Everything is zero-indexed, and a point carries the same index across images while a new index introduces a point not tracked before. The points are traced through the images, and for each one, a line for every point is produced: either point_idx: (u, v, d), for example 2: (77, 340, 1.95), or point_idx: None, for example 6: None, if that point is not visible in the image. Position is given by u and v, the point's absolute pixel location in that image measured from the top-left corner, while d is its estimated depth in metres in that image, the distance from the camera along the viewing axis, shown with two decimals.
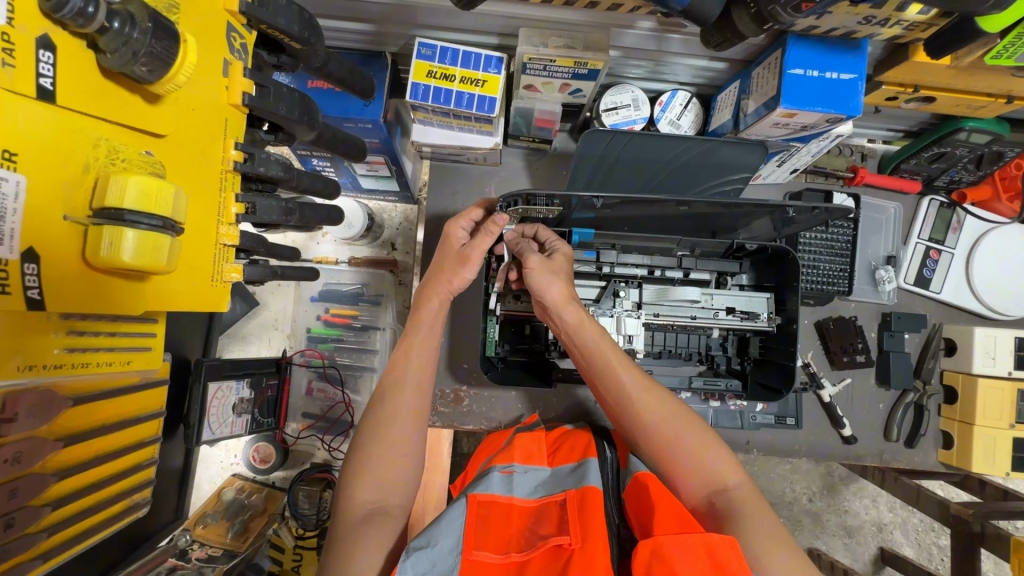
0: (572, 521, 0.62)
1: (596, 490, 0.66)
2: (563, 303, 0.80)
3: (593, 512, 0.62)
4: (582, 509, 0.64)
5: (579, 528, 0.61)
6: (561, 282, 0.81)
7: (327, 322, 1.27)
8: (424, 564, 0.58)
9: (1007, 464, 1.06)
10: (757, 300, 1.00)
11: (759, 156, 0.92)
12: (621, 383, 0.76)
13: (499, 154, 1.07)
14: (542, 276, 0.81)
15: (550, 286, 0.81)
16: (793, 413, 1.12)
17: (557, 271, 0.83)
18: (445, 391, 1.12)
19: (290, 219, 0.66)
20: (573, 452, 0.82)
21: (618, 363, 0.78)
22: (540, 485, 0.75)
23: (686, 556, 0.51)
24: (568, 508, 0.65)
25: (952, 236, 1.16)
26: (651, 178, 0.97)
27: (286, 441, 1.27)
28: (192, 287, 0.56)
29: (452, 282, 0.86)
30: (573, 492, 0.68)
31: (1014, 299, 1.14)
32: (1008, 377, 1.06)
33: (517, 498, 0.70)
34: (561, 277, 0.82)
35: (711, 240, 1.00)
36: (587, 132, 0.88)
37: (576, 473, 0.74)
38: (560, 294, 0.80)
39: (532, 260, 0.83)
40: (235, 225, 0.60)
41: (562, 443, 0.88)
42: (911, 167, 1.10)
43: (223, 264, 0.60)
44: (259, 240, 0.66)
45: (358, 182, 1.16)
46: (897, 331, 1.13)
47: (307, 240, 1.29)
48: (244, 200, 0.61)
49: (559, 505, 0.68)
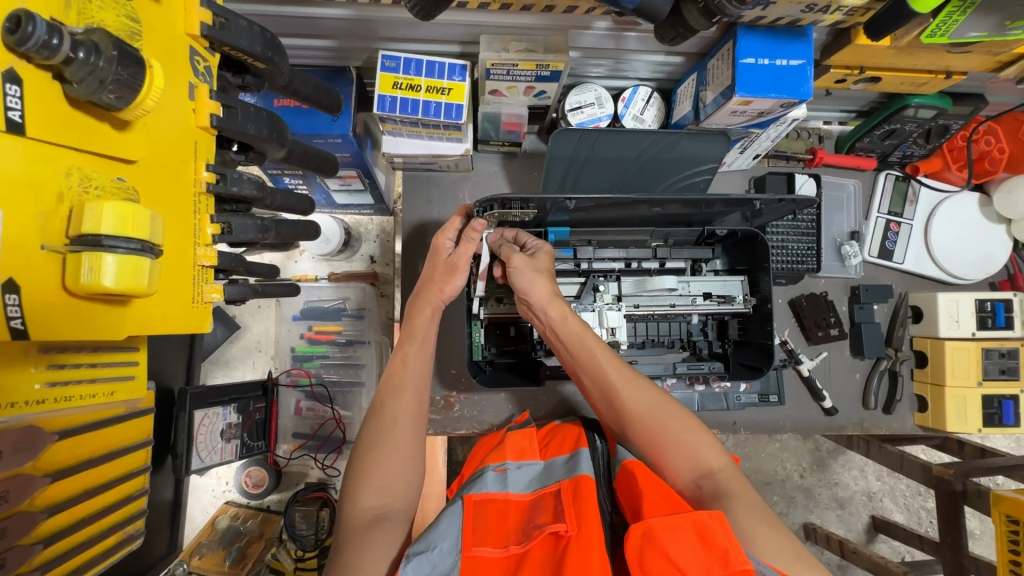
0: (566, 510, 0.63)
1: (587, 480, 0.68)
2: (550, 299, 0.82)
3: (587, 502, 0.63)
4: (577, 498, 0.65)
5: (575, 515, 0.62)
6: (545, 279, 0.84)
7: (310, 339, 1.27)
8: (426, 565, 0.59)
9: (978, 421, 1.10)
10: (732, 283, 1.05)
11: (722, 145, 0.95)
12: (605, 374, 0.79)
13: (470, 160, 1.09)
14: (525, 273, 0.84)
15: (533, 285, 0.83)
16: (775, 390, 1.16)
17: (539, 270, 0.85)
18: (435, 399, 1.13)
19: (267, 237, 0.66)
20: (564, 444, 0.84)
21: (602, 356, 0.80)
22: (533, 478, 0.76)
23: (676, 537, 0.53)
24: (563, 497, 0.66)
25: (910, 208, 1.20)
26: (621, 173, 1.00)
27: (277, 463, 1.25)
28: (173, 309, 0.56)
29: (443, 291, 0.88)
30: (566, 483, 0.69)
31: (972, 264, 1.18)
32: (972, 338, 1.11)
33: (512, 494, 0.71)
34: (544, 274, 0.84)
35: (682, 230, 1.04)
36: (556, 133, 0.91)
37: (569, 463, 0.75)
38: (544, 291, 0.82)
39: (514, 259, 0.86)
40: (212, 246, 0.60)
41: (553, 437, 0.90)
42: (865, 145, 1.16)
43: (202, 286, 0.59)
44: (236, 258, 0.65)
45: (332, 199, 1.18)
46: (866, 303, 1.17)
47: (285, 260, 1.29)
48: (219, 220, 0.60)
49: (553, 496, 0.69)
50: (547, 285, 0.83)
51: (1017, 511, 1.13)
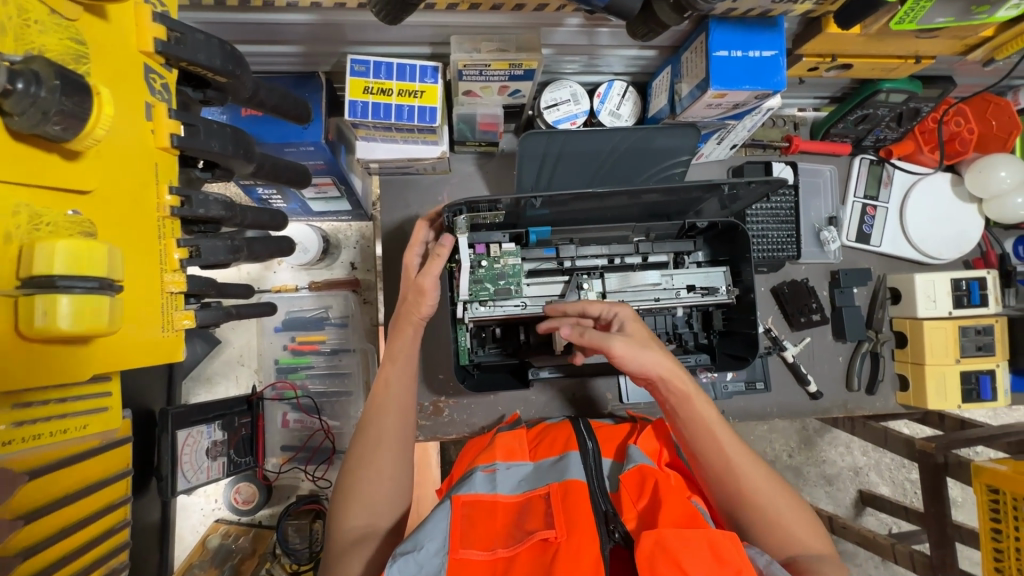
0: (556, 515, 0.64)
1: (579, 484, 0.68)
2: (664, 373, 0.76)
3: (579, 507, 0.64)
4: (568, 503, 0.65)
5: (564, 521, 0.63)
6: (658, 350, 0.77)
7: (294, 350, 1.25)
8: (412, 566, 0.59)
9: (957, 397, 1.12)
10: (715, 274, 1.05)
11: (693, 137, 0.98)
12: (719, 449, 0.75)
13: (447, 162, 1.07)
14: (635, 347, 0.77)
15: (644, 361, 0.76)
16: (762, 376, 1.18)
17: (646, 339, 0.78)
18: (424, 405, 1.12)
19: (238, 257, 0.64)
20: (554, 446, 0.83)
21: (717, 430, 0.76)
22: (523, 479, 0.75)
23: (689, 550, 0.53)
24: (553, 501, 0.66)
25: (885, 190, 1.21)
26: (597, 168, 1.01)
27: (267, 478, 1.23)
28: (141, 341, 0.54)
29: (419, 309, 0.84)
30: (555, 485, 0.69)
31: (947, 244, 1.20)
32: (949, 317, 1.13)
33: (501, 496, 0.71)
34: (654, 347, 0.78)
35: (663, 223, 1.04)
36: (527, 134, 0.92)
37: (558, 466, 0.75)
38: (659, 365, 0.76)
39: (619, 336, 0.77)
40: (180, 271, 0.58)
41: (543, 437, 0.89)
42: (840, 131, 1.17)
43: (172, 313, 0.57)
44: (207, 282, 0.63)
45: (308, 207, 1.16)
46: (845, 286, 1.19)
47: (262, 271, 1.26)
48: (187, 243, 0.58)
49: (543, 499, 0.69)
50: (663, 360, 0.76)
51: (998, 481, 1.16)
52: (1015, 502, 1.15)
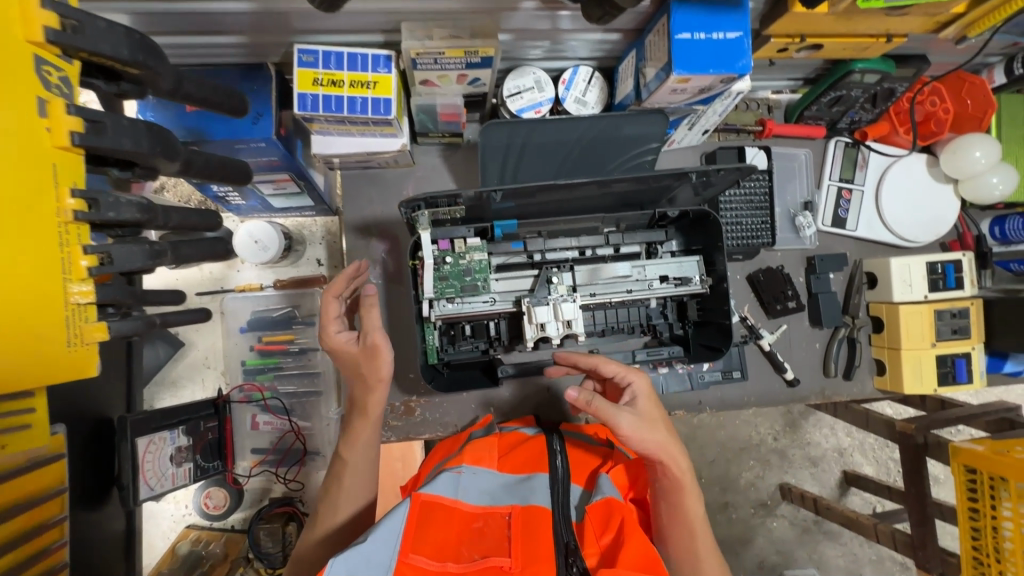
0: (516, 542, 0.66)
1: (542, 511, 0.70)
2: (665, 457, 0.78)
3: (540, 539, 0.67)
4: (529, 531, 0.68)
5: (521, 551, 0.65)
6: (664, 431, 0.79)
7: (261, 351, 1.21)
8: (358, 560, 0.59)
9: (934, 381, 1.11)
10: (687, 264, 1.04)
11: (662, 124, 0.95)
12: (696, 547, 0.79)
13: (410, 154, 1.03)
14: (642, 427, 0.78)
15: (647, 438, 0.77)
16: (738, 366, 1.15)
17: (653, 419, 0.80)
18: (394, 405, 1.10)
19: (161, 262, 0.60)
20: (523, 462, 0.82)
21: (700, 529, 0.79)
22: (486, 490, 0.75)
23: None
24: (513, 526, 0.68)
25: (860, 173, 1.19)
26: (564, 159, 0.98)
27: (237, 482, 1.21)
28: (36, 358, 0.51)
29: (370, 379, 0.83)
30: (518, 507, 0.71)
31: (923, 227, 1.18)
32: (925, 300, 1.12)
33: (463, 503, 0.71)
34: (660, 429, 0.79)
35: (633, 213, 1.01)
36: (487, 124, 0.91)
37: (523, 487, 0.76)
38: (663, 449, 0.78)
39: (629, 413, 0.78)
40: (89, 280, 0.54)
41: (517, 445, 0.88)
42: (814, 114, 1.14)
43: (79, 325, 0.54)
44: (127, 289, 0.59)
45: (268, 203, 1.12)
46: (822, 272, 1.17)
47: (225, 270, 1.23)
48: (94, 250, 0.54)
49: (502, 518, 0.70)
50: (667, 443, 0.78)
51: (975, 461, 1.16)
52: (991, 482, 1.15)
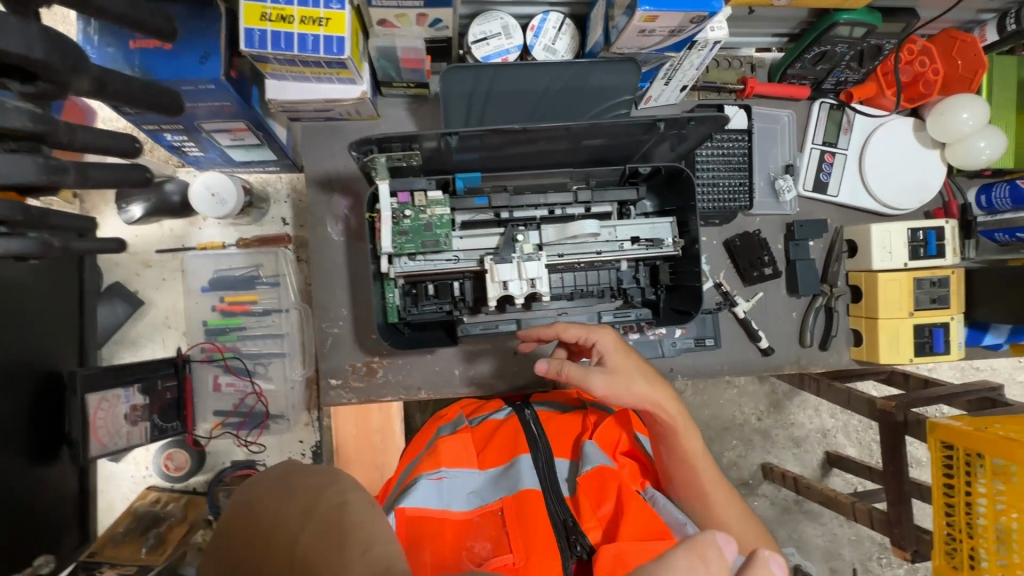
0: (517, 534, 0.75)
1: (532, 495, 0.79)
2: (648, 406, 0.83)
3: (535, 524, 0.75)
4: (521, 518, 0.76)
5: (522, 539, 0.74)
6: (642, 382, 0.83)
7: (223, 311, 1.19)
8: None
9: (910, 351, 1.09)
10: (660, 226, 1.01)
11: (634, 75, 0.91)
12: (701, 479, 0.85)
13: (372, 105, 0.99)
14: (618, 381, 0.83)
15: (624, 392, 0.83)
16: (712, 333, 1.13)
17: (630, 369, 0.84)
18: (356, 365, 1.06)
19: (64, 178, 0.58)
20: (503, 450, 0.88)
21: (700, 461, 0.86)
22: (472, 490, 0.83)
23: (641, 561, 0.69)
24: (509, 517, 0.77)
25: (845, 137, 1.14)
26: (531, 109, 0.94)
27: (198, 443, 1.19)
28: None
29: None
30: (509, 501, 0.79)
31: (908, 193, 1.14)
32: (905, 269, 1.08)
33: (452, 512, 0.78)
34: (636, 377, 0.84)
35: (603, 169, 0.97)
36: (449, 68, 0.86)
37: (509, 476, 0.83)
38: (646, 396, 0.83)
39: (598, 377, 0.83)
40: None
41: (492, 434, 0.93)
42: (797, 72, 1.09)
43: None
44: (15, 207, 0.58)
45: (227, 156, 1.08)
46: (800, 239, 1.14)
47: (186, 227, 1.19)
48: None
49: (497, 515, 0.78)
50: (646, 393, 0.83)
51: (951, 437, 1.14)
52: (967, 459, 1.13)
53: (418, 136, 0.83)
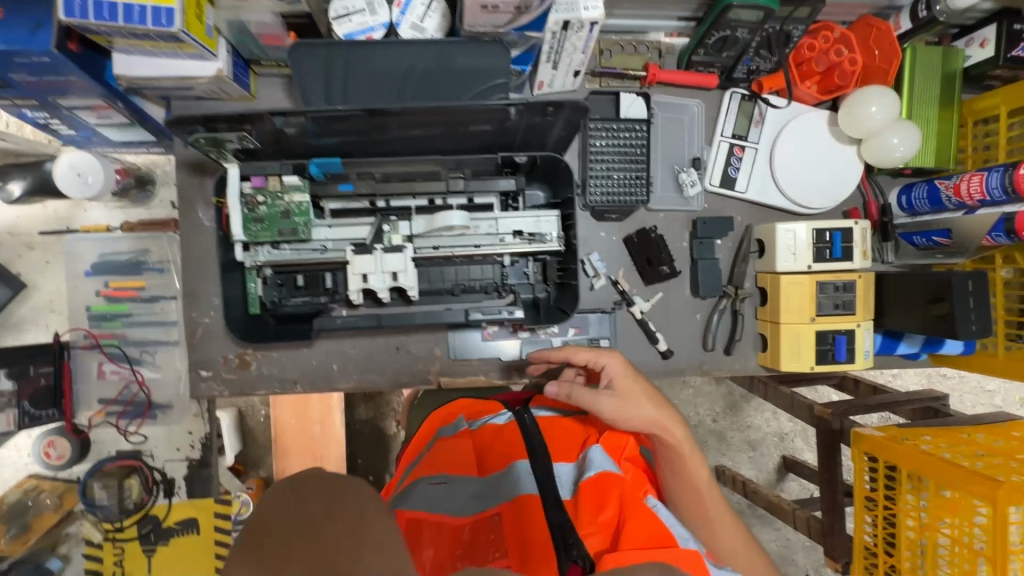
0: (515, 537, 0.68)
1: (531, 499, 0.71)
2: (657, 430, 0.78)
3: (535, 528, 0.68)
4: (521, 523, 0.69)
5: (521, 547, 0.67)
6: (651, 406, 0.79)
7: (108, 297, 1.15)
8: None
9: (812, 359, 1.03)
10: (545, 219, 0.97)
11: (504, 59, 0.86)
12: (701, 501, 0.77)
13: (239, 86, 0.93)
14: (623, 407, 0.78)
15: (633, 415, 0.78)
16: (608, 334, 1.08)
17: (637, 394, 0.80)
18: (228, 357, 1.02)
19: None
20: (503, 455, 0.81)
21: (705, 489, 0.78)
22: (473, 495, 0.76)
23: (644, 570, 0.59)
24: (508, 522, 0.70)
25: (756, 130, 1.08)
26: (391, 94, 0.87)
27: (79, 432, 1.15)
28: None
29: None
30: (507, 506, 0.72)
31: (820, 191, 1.08)
32: (809, 272, 1.02)
33: (447, 516, 0.71)
34: (643, 401, 0.79)
35: (475, 156, 0.91)
36: (295, 45, 0.80)
37: (502, 483, 0.76)
38: (653, 422, 0.78)
39: (605, 401, 0.79)
40: None
41: (493, 440, 0.85)
42: (703, 59, 1.03)
43: None
44: None
45: (102, 135, 1.04)
46: (705, 237, 1.07)
47: (70, 208, 1.15)
48: None
49: (491, 519, 0.71)
50: (655, 417, 0.78)
51: (873, 449, 1.18)
52: (887, 469, 1.18)
53: (247, 115, 0.77)
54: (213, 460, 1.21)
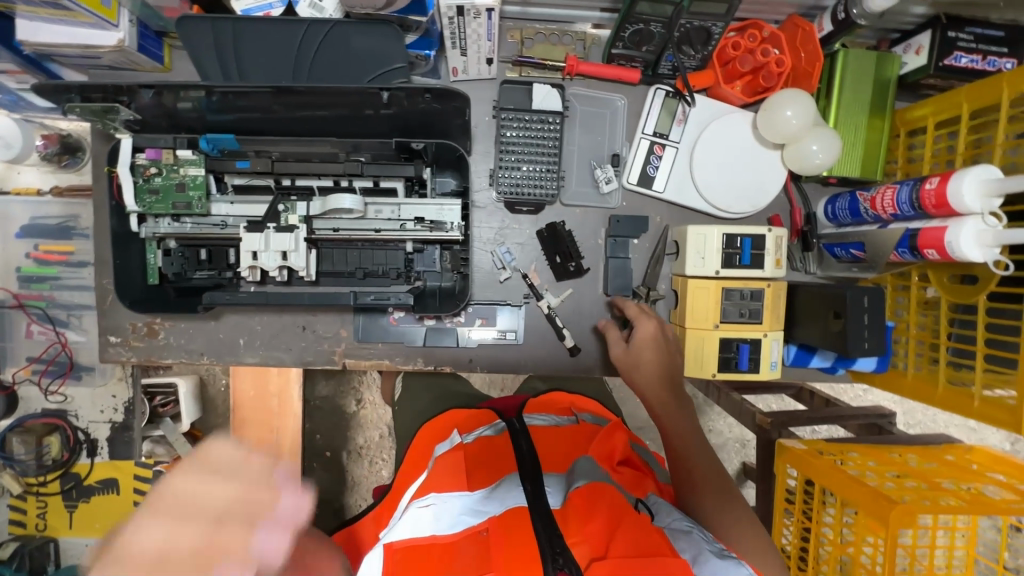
0: (499, 554, 0.63)
1: (519, 512, 0.68)
2: (658, 386, 0.94)
3: (522, 542, 0.64)
4: (505, 536, 0.65)
5: (504, 562, 0.62)
6: (653, 364, 0.95)
7: (38, 259, 1.17)
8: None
9: (714, 366, 1.00)
10: (446, 208, 0.96)
11: (399, 44, 0.85)
12: (694, 456, 0.84)
13: (144, 57, 0.94)
14: (633, 357, 0.96)
15: (640, 365, 0.95)
16: (515, 327, 1.07)
17: (648, 356, 0.95)
18: (137, 325, 1.04)
19: None
20: (492, 470, 0.80)
21: (698, 446, 0.86)
22: (464, 510, 0.72)
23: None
24: (493, 538, 0.66)
25: (678, 128, 1.05)
26: (288, 71, 0.87)
27: (6, 387, 1.19)
28: None
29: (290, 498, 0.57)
30: (495, 520, 0.68)
31: (740, 196, 1.05)
32: (716, 278, 1.00)
33: (440, 536, 0.69)
34: (649, 357, 0.95)
35: (370, 140, 0.91)
36: (184, 18, 0.81)
37: (492, 496, 0.73)
38: (655, 374, 0.94)
39: (618, 347, 0.98)
40: None
41: (480, 454, 0.85)
42: (622, 52, 1.00)
43: None
44: None
45: (29, 101, 1.06)
46: (617, 236, 1.06)
47: (6, 169, 1.18)
48: None
49: (480, 536, 0.68)
50: (653, 373, 0.94)
51: (793, 461, 1.17)
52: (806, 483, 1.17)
53: (120, 87, 0.78)
54: (134, 424, 1.23)
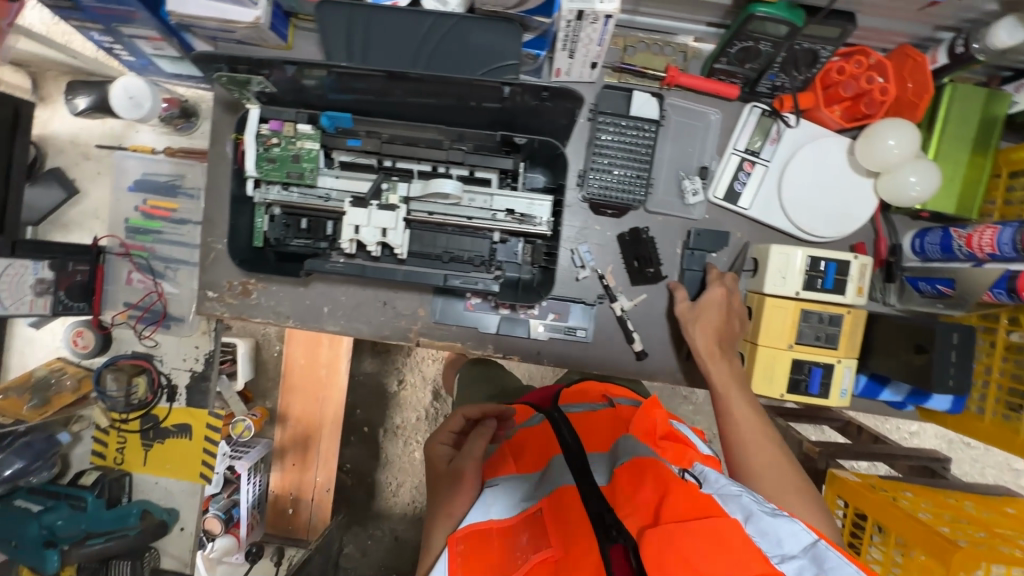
0: (554, 528, 0.60)
1: (568, 489, 0.63)
2: (711, 350, 0.95)
3: (571, 516, 0.59)
4: (560, 512, 0.61)
5: (560, 533, 0.59)
6: (705, 329, 0.97)
7: (145, 213, 1.26)
8: None
9: (783, 386, 1.01)
10: (538, 203, 0.99)
11: (516, 42, 0.90)
12: (743, 424, 0.85)
13: (274, 35, 1.01)
14: (694, 324, 0.99)
15: (695, 332, 0.98)
16: (585, 325, 1.10)
17: (708, 321, 0.98)
18: (233, 283, 1.12)
19: None
20: (539, 453, 0.74)
21: (748, 412, 0.86)
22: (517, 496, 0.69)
23: (698, 543, 0.50)
24: (545, 514, 0.62)
25: (770, 147, 1.06)
26: (407, 59, 0.91)
27: (103, 327, 1.28)
28: None
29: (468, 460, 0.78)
30: (547, 500, 0.64)
31: (827, 221, 1.05)
32: (796, 298, 1.00)
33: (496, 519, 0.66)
34: (704, 324, 0.98)
35: (475, 131, 0.95)
36: (324, 3, 0.87)
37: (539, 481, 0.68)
38: (708, 342, 0.96)
39: (681, 307, 1.02)
40: None
41: (523, 440, 0.79)
42: (725, 68, 1.01)
43: None
44: None
45: (157, 65, 1.15)
46: (696, 247, 1.07)
47: (125, 128, 1.30)
48: None
49: (534, 516, 0.64)
50: (707, 340, 0.96)
51: (846, 492, 1.17)
52: (856, 516, 1.16)
53: (264, 62, 0.85)
54: (211, 376, 1.31)
